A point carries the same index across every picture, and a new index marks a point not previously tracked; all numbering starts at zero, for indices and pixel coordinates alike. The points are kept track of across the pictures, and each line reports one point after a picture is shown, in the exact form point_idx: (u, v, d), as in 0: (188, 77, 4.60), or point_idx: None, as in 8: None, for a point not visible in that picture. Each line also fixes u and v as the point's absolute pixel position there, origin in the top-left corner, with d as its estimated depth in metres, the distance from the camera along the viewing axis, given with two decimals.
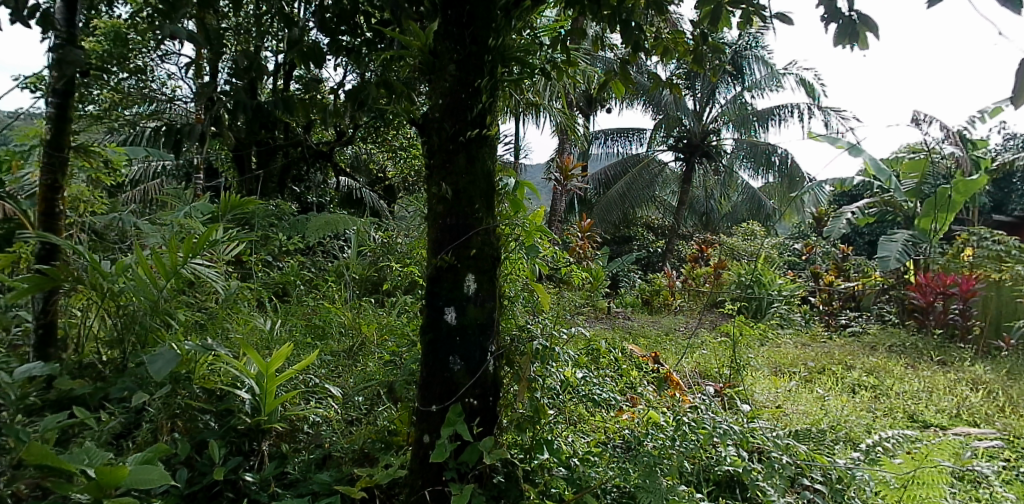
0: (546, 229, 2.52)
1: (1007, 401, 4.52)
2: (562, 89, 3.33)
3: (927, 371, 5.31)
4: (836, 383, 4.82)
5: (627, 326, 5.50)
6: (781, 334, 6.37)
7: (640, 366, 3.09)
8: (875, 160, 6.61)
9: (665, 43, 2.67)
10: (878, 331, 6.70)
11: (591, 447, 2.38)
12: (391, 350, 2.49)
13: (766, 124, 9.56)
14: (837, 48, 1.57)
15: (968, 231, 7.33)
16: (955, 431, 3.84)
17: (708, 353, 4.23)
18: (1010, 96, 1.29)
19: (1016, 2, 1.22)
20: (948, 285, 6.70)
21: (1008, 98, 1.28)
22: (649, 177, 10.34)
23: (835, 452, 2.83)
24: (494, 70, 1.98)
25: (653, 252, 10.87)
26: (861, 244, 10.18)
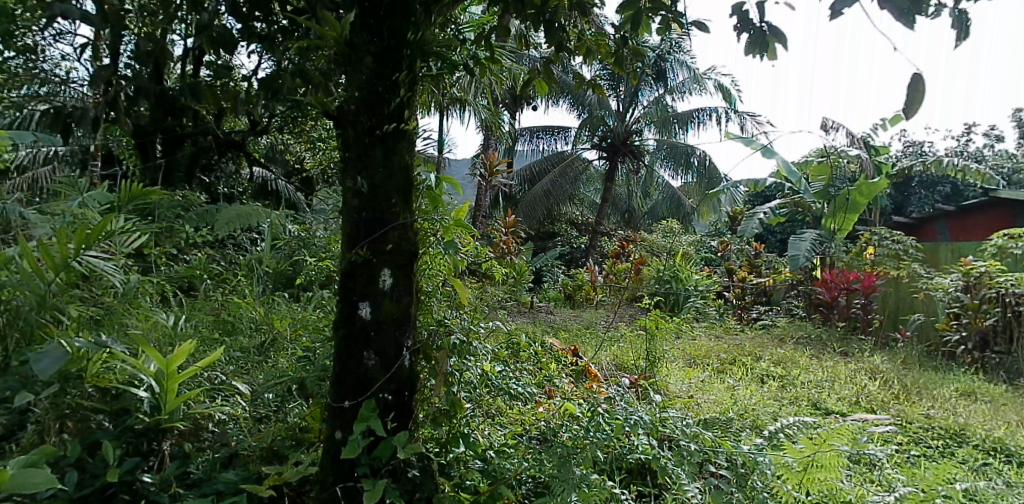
0: (466, 224, 2.52)
1: (901, 388, 4.88)
2: (487, 86, 3.34)
3: (830, 361, 5.66)
4: (746, 373, 5.07)
5: (548, 320, 5.61)
6: (695, 327, 6.61)
7: (558, 359, 3.19)
8: (785, 161, 6.99)
9: (588, 44, 2.76)
10: (787, 324, 7.08)
11: (507, 439, 2.44)
12: (305, 346, 2.40)
13: (687, 127, 9.91)
14: (748, 57, 1.66)
15: (869, 231, 7.81)
16: (854, 417, 4.11)
17: (625, 345, 4.38)
18: (903, 107, 1.40)
19: (907, 18, 1.31)
20: (851, 281, 7.18)
21: (902, 108, 1.38)
22: (574, 174, 10.55)
23: (740, 438, 2.98)
24: (412, 64, 1.98)
25: (577, 248, 11.10)
26: (772, 242, 10.70)
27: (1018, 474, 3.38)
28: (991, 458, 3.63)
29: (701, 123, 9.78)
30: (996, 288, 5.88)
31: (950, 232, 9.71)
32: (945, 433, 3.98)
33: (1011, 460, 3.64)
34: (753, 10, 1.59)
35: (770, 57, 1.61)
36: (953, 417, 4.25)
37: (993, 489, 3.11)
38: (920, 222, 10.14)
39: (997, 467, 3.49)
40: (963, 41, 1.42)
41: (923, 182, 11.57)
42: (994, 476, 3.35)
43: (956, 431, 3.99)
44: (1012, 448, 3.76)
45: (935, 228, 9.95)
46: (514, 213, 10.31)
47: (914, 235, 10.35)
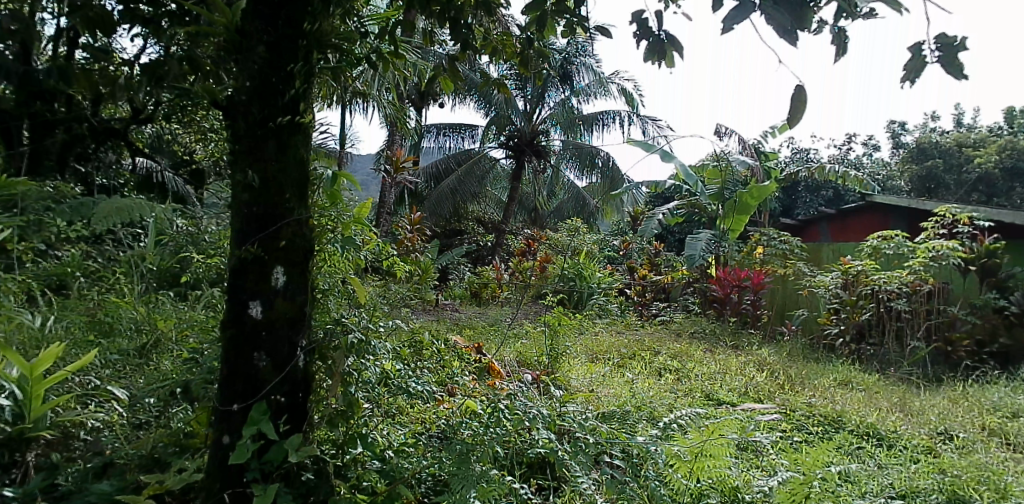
0: (367, 220, 2.47)
1: (786, 379, 5.23)
2: (391, 82, 3.30)
3: (722, 354, 5.99)
4: (645, 367, 5.28)
5: (454, 317, 5.61)
6: (597, 323, 6.81)
7: (462, 357, 3.22)
8: (684, 164, 7.34)
9: (494, 43, 2.79)
10: (683, 319, 7.43)
11: (407, 438, 2.41)
12: (191, 347, 2.28)
13: (591, 129, 10.18)
14: (648, 64, 1.73)
15: (759, 232, 8.29)
16: (743, 407, 4.36)
17: (529, 342, 4.46)
18: (787, 116, 1.50)
19: (790, 33, 1.40)
20: (742, 278, 7.63)
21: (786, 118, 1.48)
22: (480, 172, 10.62)
23: (636, 430, 3.10)
24: (309, 55, 1.93)
25: (483, 245, 10.95)
26: (671, 241, 11.17)
27: (887, 456, 3.70)
28: (864, 442, 3.96)
29: (605, 125, 10.08)
30: (871, 286, 6.42)
31: (831, 234, 10.47)
32: (825, 420, 4.29)
33: (881, 443, 3.97)
34: (652, 19, 1.66)
35: (668, 64, 1.69)
36: (831, 404, 4.60)
37: (865, 471, 3.40)
38: (805, 224, 10.90)
39: (868, 449, 3.81)
40: (840, 58, 1.54)
41: (808, 187, 12.42)
42: (866, 459, 3.66)
43: (834, 417, 4.32)
44: (882, 432, 4.10)
45: (819, 229, 10.70)
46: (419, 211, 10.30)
47: (799, 236, 11.10)
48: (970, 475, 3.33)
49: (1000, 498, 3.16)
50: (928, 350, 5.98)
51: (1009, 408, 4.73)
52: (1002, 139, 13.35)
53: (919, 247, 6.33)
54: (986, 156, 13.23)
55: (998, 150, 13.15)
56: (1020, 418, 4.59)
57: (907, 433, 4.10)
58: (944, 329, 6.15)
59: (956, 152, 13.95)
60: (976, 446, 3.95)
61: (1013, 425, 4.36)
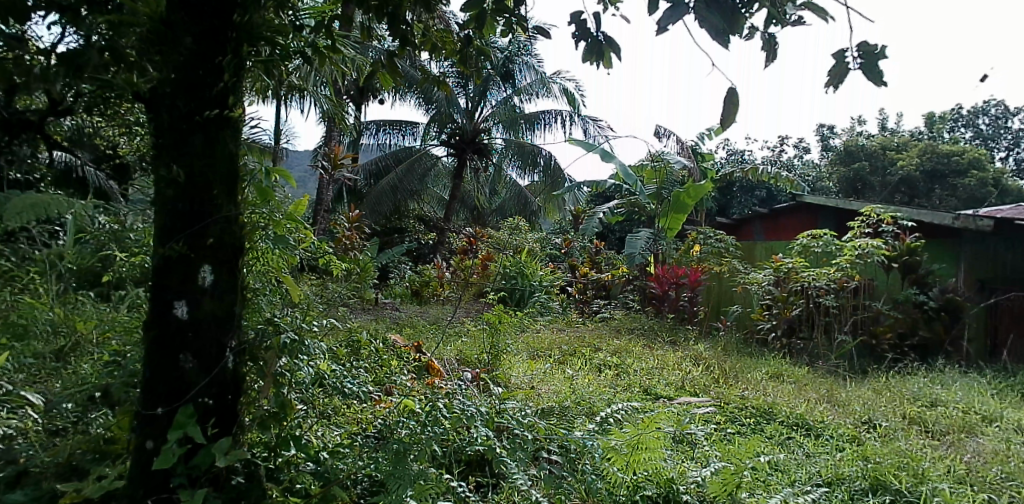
0: (302, 218, 2.42)
1: (720, 373, 5.39)
2: (327, 77, 3.24)
3: (660, 350, 6.13)
4: (585, 363, 5.36)
5: (394, 316, 5.58)
6: (538, 321, 6.85)
7: (401, 356, 3.20)
8: (623, 165, 7.48)
9: (433, 40, 2.77)
10: (623, 316, 7.57)
11: (342, 439, 2.38)
12: (114, 350, 2.20)
13: (534, 129, 10.28)
14: (586, 64, 1.77)
15: (696, 230, 8.53)
16: (680, 401, 4.48)
17: (469, 340, 4.47)
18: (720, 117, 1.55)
19: (722, 37, 1.45)
20: (680, 276, 7.82)
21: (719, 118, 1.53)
22: (422, 170, 10.56)
23: (574, 425, 3.14)
24: (239, 48, 1.89)
25: (425, 244, 10.88)
26: (612, 240, 11.37)
27: (815, 445, 3.86)
28: (794, 432, 4.11)
29: (547, 124, 10.15)
30: (801, 282, 6.69)
31: (763, 233, 10.87)
32: (757, 411, 4.44)
33: (809, 433, 4.14)
34: (590, 20, 1.69)
35: (605, 65, 1.73)
36: (763, 397, 4.76)
37: (794, 461, 3.54)
38: (739, 223, 11.28)
39: (798, 439, 3.96)
40: (771, 62, 1.59)
41: (743, 187, 12.85)
42: (796, 448, 3.81)
43: (766, 409, 4.48)
44: (810, 422, 4.28)
45: (752, 229, 11.08)
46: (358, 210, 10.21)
47: (734, 235, 11.48)
48: (891, 461, 3.51)
49: (918, 483, 3.34)
50: (854, 344, 6.28)
51: (927, 398, 5.01)
52: (922, 143, 14.12)
53: (846, 245, 6.62)
54: (907, 158, 13.97)
55: (919, 154, 13.91)
56: (936, 407, 4.87)
57: (833, 423, 4.28)
58: (868, 323, 6.47)
59: (880, 155, 14.67)
60: (897, 434, 4.17)
61: (930, 414, 4.62)
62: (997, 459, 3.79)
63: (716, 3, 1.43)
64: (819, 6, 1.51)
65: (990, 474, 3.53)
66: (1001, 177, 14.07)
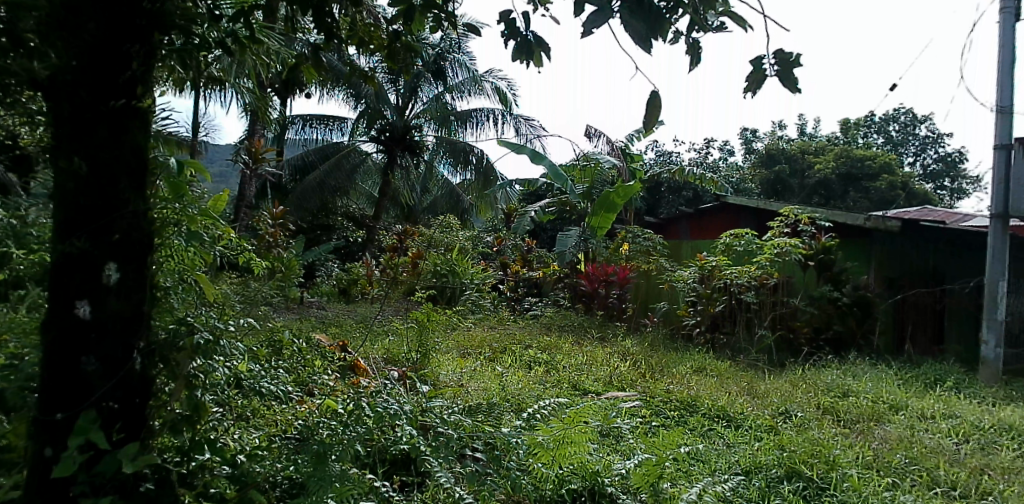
0: (218, 214, 2.33)
1: (647, 368, 5.54)
2: (251, 69, 3.15)
3: (588, 346, 6.24)
4: (515, 360, 5.40)
5: (321, 315, 5.47)
6: (470, 319, 6.85)
7: (325, 356, 3.15)
8: (554, 165, 7.56)
9: (360, 34, 2.73)
10: (554, 313, 7.67)
11: (261, 441, 2.33)
12: (12, 353, 2.08)
13: (465, 125, 10.24)
14: (516, 63, 1.79)
15: (625, 229, 8.73)
16: (607, 396, 4.58)
17: (396, 338, 4.44)
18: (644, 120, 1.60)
19: (647, 41, 1.49)
20: (609, 274, 8.01)
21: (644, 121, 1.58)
22: (350, 165, 10.42)
23: (502, 421, 3.17)
24: (149, 36, 1.82)
25: (354, 242, 10.72)
26: (544, 238, 11.50)
27: (735, 435, 4.03)
28: (715, 424, 4.27)
29: (479, 123, 10.17)
30: (723, 280, 6.97)
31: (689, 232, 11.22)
32: (680, 404, 4.59)
33: (730, 424, 4.32)
34: (519, 19, 1.71)
35: (535, 65, 1.76)
36: (687, 390, 4.92)
37: (714, 451, 3.68)
38: (666, 223, 11.61)
39: (718, 430, 4.12)
40: (694, 67, 1.64)
41: (670, 188, 13.27)
42: (716, 439, 3.95)
43: (689, 401, 4.63)
44: (731, 413, 4.45)
45: (678, 228, 11.42)
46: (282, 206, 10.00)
47: (662, 235, 11.82)
48: (805, 450, 3.70)
49: (829, 470, 3.52)
50: (773, 338, 6.57)
51: (839, 388, 5.30)
52: (837, 148, 14.92)
53: (766, 244, 6.92)
54: (823, 162, 14.73)
55: (834, 158, 14.69)
56: (848, 397, 5.15)
57: (752, 414, 4.47)
58: (786, 319, 6.78)
59: (799, 158, 15.39)
60: (811, 423, 4.40)
61: (841, 404, 4.89)
62: (900, 445, 4.05)
63: (639, 9, 1.47)
64: (737, 15, 1.57)
65: (895, 459, 3.77)
66: (908, 180, 14.98)
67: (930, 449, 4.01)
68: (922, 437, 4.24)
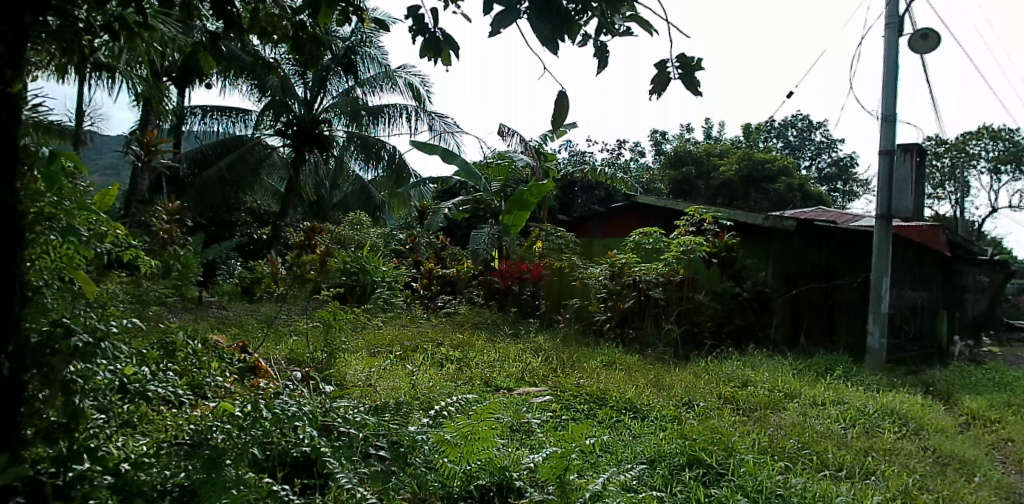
0: (97, 208, 2.17)
1: (558, 363, 5.65)
2: (144, 56, 2.97)
3: (501, 343, 6.29)
4: (427, 358, 5.36)
5: (221, 315, 5.24)
6: (381, 318, 6.76)
7: (223, 357, 3.04)
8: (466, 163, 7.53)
9: (262, 23, 2.63)
10: (467, 310, 7.68)
11: (148, 447, 2.21)
12: None
13: (377, 121, 10.04)
14: (423, 58, 1.88)
15: (538, 227, 8.86)
16: (519, 391, 4.64)
17: (300, 339, 4.31)
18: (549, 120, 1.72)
19: (552, 44, 1.53)
20: (522, 271, 8.13)
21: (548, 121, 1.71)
22: (255, 160, 10.07)
23: (409, 420, 3.12)
24: (20, 20, 1.71)
25: (259, 239, 10.36)
26: (458, 235, 11.50)
27: (640, 426, 4.17)
28: (622, 415, 4.41)
29: (391, 119, 10.05)
30: (633, 276, 7.19)
31: (601, 230, 11.48)
32: (590, 397, 4.70)
33: (636, 415, 4.47)
34: (428, 16, 1.80)
35: (443, 63, 1.86)
36: (596, 384, 5.05)
37: (621, 442, 3.81)
38: (579, 221, 11.84)
39: (625, 422, 4.26)
40: (599, 69, 1.75)
41: (583, 187, 13.56)
42: (623, 430, 4.08)
43: (598, 395, 4.75)
44: (637, 405, 4.61)
45: (591, 226, 11.68)
46: (179, 200, 9.52)
47: (575, 233, 12.07)
48: (705, 438, 3.87)
49: (727, 456, 3.70)
50: (678, 332, 6.85)
51: (739, 379, 5.58)
52: (739, 151, 15.68)
53: (673, 241, 7.16)
54: (727, 164, 15.47)
55: (737, 160, 15.45)
56: (747, 387, 5.44)
57: (657, 405, 4.65)
58: (691, 313, 7.08)
59: (705, 160, 16.08)
60: (712, 412, 4.61)
61: (740, 393, 5.15)
62: (794, 431, 4.32)
63: (546, 10, 1.52)
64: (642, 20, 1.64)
65: (788, 444, 4.02)
66: (804, 183, 15.93)
67: (820, 434, 4.31)
68: (813, 423, 4.55)
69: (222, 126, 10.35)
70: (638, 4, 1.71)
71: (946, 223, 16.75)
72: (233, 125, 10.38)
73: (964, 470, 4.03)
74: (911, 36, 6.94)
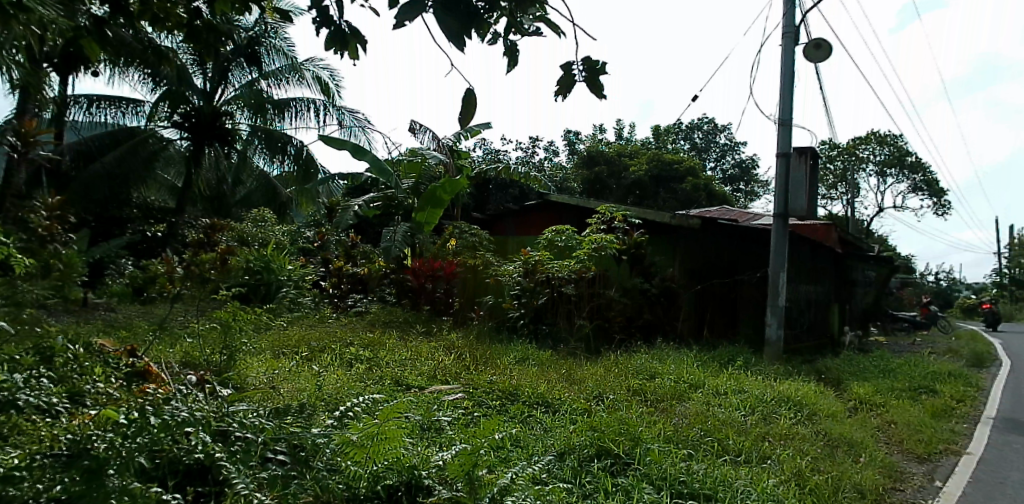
0: None
1: (470, 360, 5.67)
2: (20, 39, 2.77)
3: (413, 341, 6.23)
4: (335, 359, 5.23)
5: (109, 318, 4.93)
6: (289, 319, 6.57)
7: (107, 362, 3.01)
8: (378, 161, 7.39)
9: (154, 10, 2.51)
10: (377, 309, 7.55)
11: (21, 461, 2.03)
12: None
13: (283, 115, 9.69)
14: (330, 51, 1.89)
15: (451, 225, 8.85)
16: (431, 390, 4.62)
17: (196, 341, 4.11)
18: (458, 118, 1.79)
19: (458, 40, 1.54)
20: (435, 269, 8.03)
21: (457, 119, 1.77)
22: (147, 153, 9.60)
23: (313, 421, 3.06)
24: None
25: (152, 237, 9.70)
26: (370, 233, 11.32)
27: (552, 420, 4.24)
28: (534, 410, 4.47)
29: (298, 112, 9.70)
30: (545, 274, 7.26)
31: (515, 228, 11.60)
32: (502, 393, 4.73)
33: (548, 409, 4.55)
34: (333, 8, 1.82)
35: (351, 57, 1.89)
36: (508, 380, 5.08)
37: (531, 436, 3.87)
38: (493, 219, 11.90)
39: (536, 416, 4.32)
40: (511, 67, 1.83)
41: (497, 185, 13.67)
42: (534, 425, 4.14)
43: (510, 390, 4.78)
44: (548, 399, 4.69)
45: (505, 224, 11.77)
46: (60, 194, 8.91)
47: (489, 230, 12.13)
48: (613, 429, 3.95)
49: (634, 446, 3.82)
50: (589, 328, 7.03)
51: (647, 371, 5.79)
52: (648, 152, 16.27)
53: (585, 240, 7.34)
54: (637, 165, 16.01)
55: (646, 161, 16.08)
56: (654, 379, 5.65)
57: (568, 399, 4.75)
58: (602, 309, 7.28)
59: (616, 160, 16.52)
60: (620, 404, 4.76)
61: (649, 385, 5.34)
62: (697, 419, 4.52)
63: (451, 7, 1.53)
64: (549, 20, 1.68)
65: (692, 433, 4.20)
66: (709, 183, 16.69)
67: (721, 421, 4.54)
68: (715, 411, 4.78)
69: (109, 118, 9.71)
70: (546, 8, 1.76)
71: (836, 222, 17.92)
72: (122, 115, 9.75)
73: (852, 451, 4.37)
74: (805, 45, 7.41)
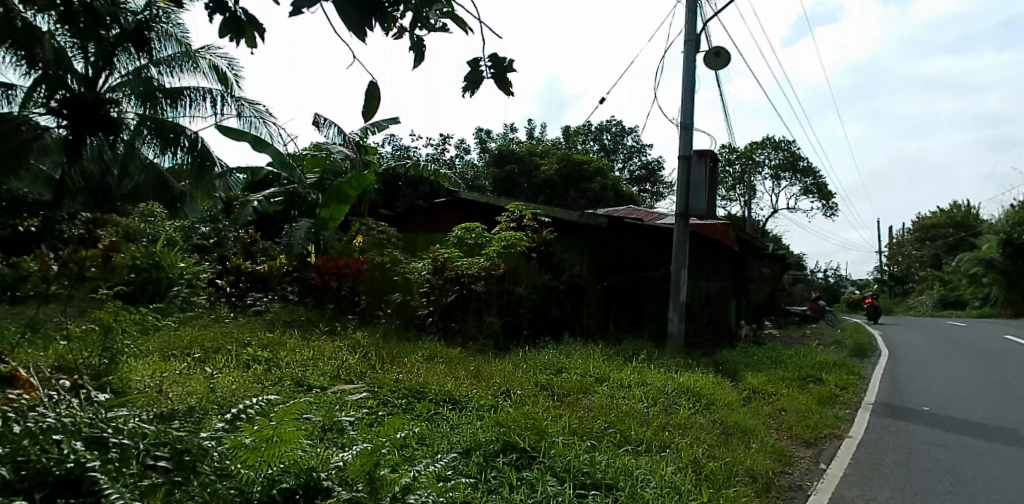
0: None
1: (376, 359, 5.60)
2: None
3: (315, 341, 6.08)
4: (230, 360, 5.03)
5: None
6: (181, 319, 6.27)
7: None
8: (279, 154, 7.10)
9: None
10: (278, 308, 7.30)
11: None
12: None
13: (176, 105, 9.29)
14: (225, 39, 1.85)
15: (358, 222, 8.74)
16: (334, 390, 4.53)
17: (74, 342, 3.84)
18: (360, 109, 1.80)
19: (360, 28, 1.57)
20: (340, 266, 7.88)
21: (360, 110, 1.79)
22: (20, 142, 8.86)
23: (203, 425, 2.93)
24: None
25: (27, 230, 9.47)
26: (272, 230, 10.94)
27: (458, 417, 4.26)
28: (440, 408, 4.47)
29: (192, 102, 9.30)
30: (455, 271, 7.22)
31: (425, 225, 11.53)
32: (408, 391, 4.69)
33: (454, 406, 4.55)
34: None
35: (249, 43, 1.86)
36: (415, 378, 5.04)
37: (437, 434, 3.86)
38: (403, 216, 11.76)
39: (442, 413, 4.32)
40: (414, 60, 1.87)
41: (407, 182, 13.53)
42: (440, 422, 4.14)
43: (417, 388, 4.75)
44: (456, 396, 4.69)
45: (415, 221, 11.66)
46: None
47: (399, 228, 11.98)
48: (519, 424, 4.02)
49: (539, 439, 3.89)
50: (498, 324, 7.10)
51: (554, 366, 5.92)
52: (558, 152, 16.62)
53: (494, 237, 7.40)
54: (548, 164, 16.33)
55: (556, 161, 16.44)
56: (561, 373, 5.77)
57: (475, 395, 4.77)
58: (511, 306, 7.37)
59: (527, 159, 16.74)
60: (526, 399, 4.84)
61: (556, 380, 5.46)
62: (601, 412, 4.65)
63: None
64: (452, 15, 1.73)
65: (595, 425, 4.32)
66: (616, 184, 17.22)
67: (624, 413, 4.69)
68: (619, 404, 4.94)
69: None
70: (453, 4, 1.79)
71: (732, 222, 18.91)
72: None
73: (745, 438, 4.64)
74: (706, 53, 7.77)
